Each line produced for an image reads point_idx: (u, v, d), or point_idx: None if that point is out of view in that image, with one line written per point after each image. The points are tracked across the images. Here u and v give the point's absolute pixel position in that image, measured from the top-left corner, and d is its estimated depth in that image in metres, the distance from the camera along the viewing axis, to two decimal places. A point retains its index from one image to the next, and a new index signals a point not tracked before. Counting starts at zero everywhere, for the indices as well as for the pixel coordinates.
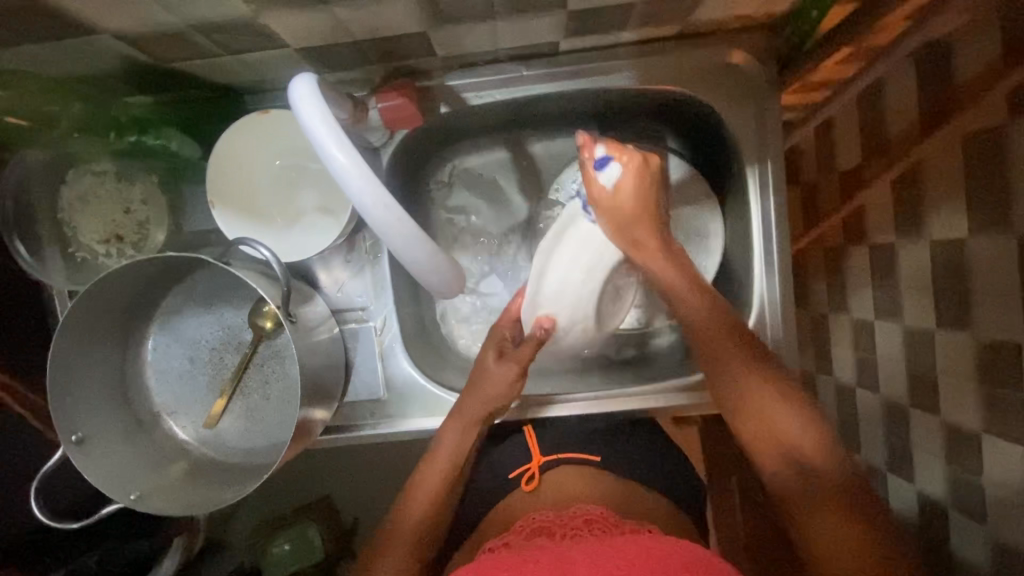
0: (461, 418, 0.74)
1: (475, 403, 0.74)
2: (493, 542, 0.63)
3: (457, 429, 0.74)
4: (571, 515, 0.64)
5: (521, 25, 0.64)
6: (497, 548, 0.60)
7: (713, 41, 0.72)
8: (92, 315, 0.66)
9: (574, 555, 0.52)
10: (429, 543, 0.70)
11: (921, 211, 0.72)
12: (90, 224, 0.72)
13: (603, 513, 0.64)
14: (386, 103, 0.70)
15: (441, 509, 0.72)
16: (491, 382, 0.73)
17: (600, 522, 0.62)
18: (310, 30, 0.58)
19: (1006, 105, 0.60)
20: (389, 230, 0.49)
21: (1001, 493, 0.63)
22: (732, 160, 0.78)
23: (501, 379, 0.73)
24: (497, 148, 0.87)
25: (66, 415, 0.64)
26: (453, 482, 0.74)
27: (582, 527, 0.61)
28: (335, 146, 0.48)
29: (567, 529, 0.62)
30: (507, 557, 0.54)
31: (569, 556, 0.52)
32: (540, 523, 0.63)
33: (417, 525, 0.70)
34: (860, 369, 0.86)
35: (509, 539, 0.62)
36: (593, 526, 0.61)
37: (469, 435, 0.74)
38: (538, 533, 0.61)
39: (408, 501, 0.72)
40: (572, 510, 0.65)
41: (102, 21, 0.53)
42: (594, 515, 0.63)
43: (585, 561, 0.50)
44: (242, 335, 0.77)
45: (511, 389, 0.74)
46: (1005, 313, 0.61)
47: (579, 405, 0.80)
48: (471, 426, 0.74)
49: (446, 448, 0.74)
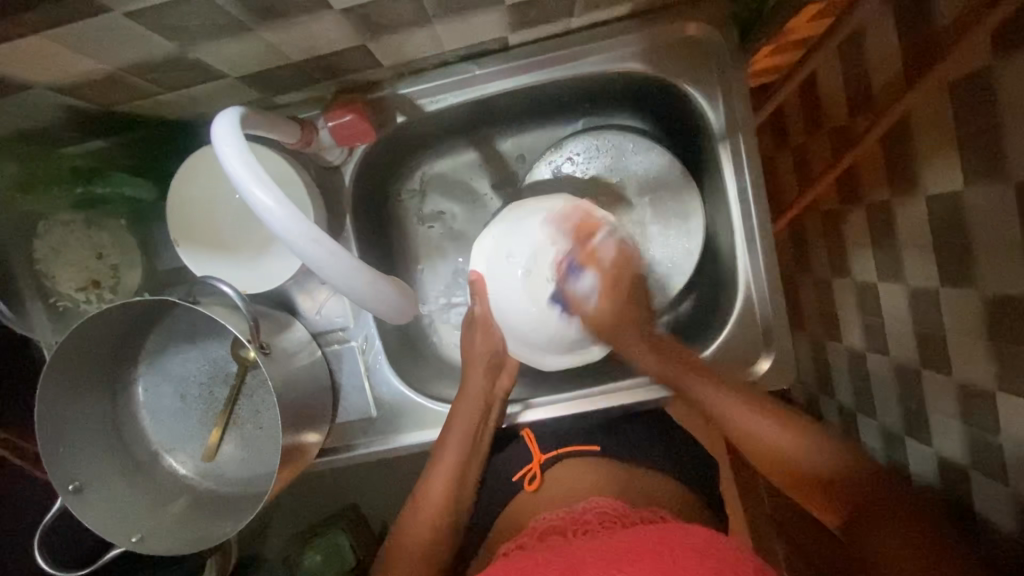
0: (459, 434, 0.73)
1: (475, 398, 0.75)
2: (507, 545, 0.61)
3: (455, 446, 0.73)
4: (583, 509, 0.61)
5: (461, 25, 0.62)
6: (511, 552, 0.59)
7: (666, 17, 0.69)
8: (77, 362, 0.67)
9: (591, 556, 0.50)
10: (440, 542, 0.70)
11: (914, 166, 0.69)
12: (67, 273, 0.71)
13: (614, 505, 0.61)
14: (335, 121, 0.68)
15: (445, 530, 0.70)
16: (474, 388, 0.75)
17: (613, 514, 0.60)
18: (243, 57, 0.57)
19: (991, 45, 0.56)
20: (324, 264, 0.49)
21: (1021, 450, 0.60)
22: (705, 136, 0.75)
23: (478, 372, 0.76)
24: (466, 149, 0.85)
25: (61, 465, 0.66)
26: (457, 490, 0.72)
27: (595, 522, 0.59)
28: (255, 183, 0.46)
29: (578, 525, 0.59)
30: (521, 562, 0.52)
31: (582, 555, 0.51)
32: (552, 520, 0.61)
33: (423, 540, 0.69)
34: (869, 334, 0.82)
35: (522, 541, 0.60)
36: (604, 519, 0.59)
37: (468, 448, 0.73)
38: (551, 533, 0.59)
39: (409, 516, 0.71)
40: (581, 503, 0.63)
41: (30, 76, 0.53)
42: (606, 507, 0.61)
43: (595, 559, 0.49)
44: (227, 366, 0.78)
45: (490, 394, 0.76)
46: (1009, 263, 0.57)
47: (560, 406, 0.79)
48: (466, 440, 0.73)
49: (444, 468, 0.72)
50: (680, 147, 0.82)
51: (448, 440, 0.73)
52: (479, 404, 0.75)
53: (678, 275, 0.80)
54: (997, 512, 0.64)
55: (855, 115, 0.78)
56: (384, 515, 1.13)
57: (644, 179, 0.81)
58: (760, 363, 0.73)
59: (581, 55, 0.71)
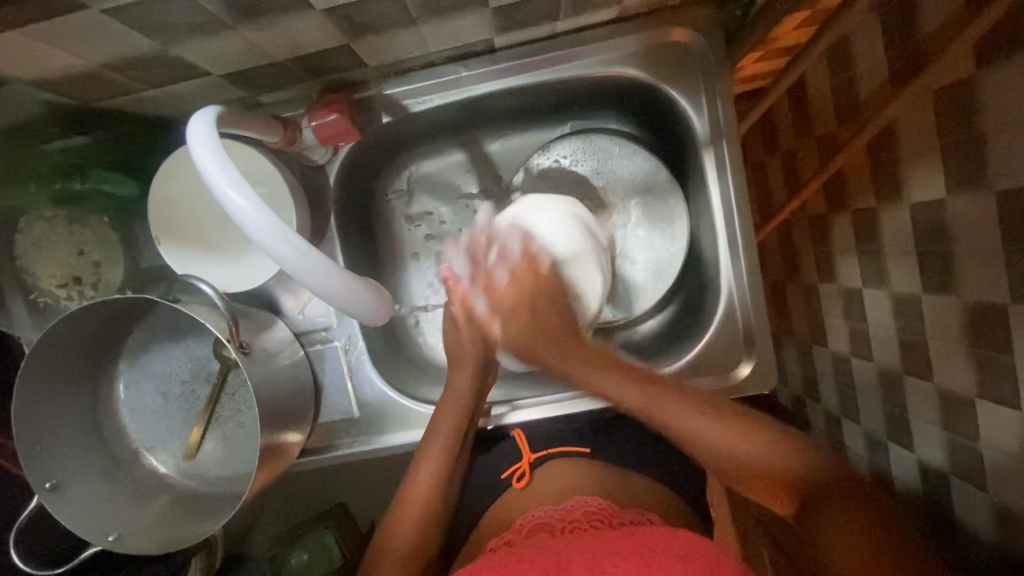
0: (443, 437, 0.73)
1: (461, 396, 0.75)
2: (495, 541, 0.61)
3: (439, 448, 0.73)
4: (571, 507, 0.61)
5: (447, 26, 0.62)
6: (498, 548, 0.58)
7: (652, 22, 0.69)
8: (56, 360, 0.67)
9: (576, 554, 0.50)
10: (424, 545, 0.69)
11: (898, 173, 0.69)
12: (47, 267, 0.71)
13: (602, 503, 0.61)
14: (319, 120, 0.68)
15: (429, 532, 0.70)
16: (458, 386, 0.76)
17: (601, 513, 0.60)
18: (226, 55, 0.57)
19: (973, 55, 0.56)
20: (298, 266, 0.48)
21: (998, 457, 0.60)
22: (689, 139, 0.75)
23: (467, 364, 0.76)
24: (453, 150, 0.86)
25: (38, 463, 0.65)
26: (445, 486, 0.73)
27: (582, 521, 0.59)
28: (230, 184, 0.46)
29: (566, 523, 0.59)
30: (503, 557, 0.52)
31: (568, 553, 0.50)
32: (539, 518, 0.61)
33: (407, 537, 0.68)
34: (854, 340, 0.83)
35: (510, 538, 0.60)
36: (592, 518, 0.59)
37: (453, 448, 0.73)
38: (538, 531, 0.59)
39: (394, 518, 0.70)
40: (570, 502, 0.62)
41: (8, 71, 0.52)
42: (594, 506, 0.61)
43: (579, 559, 0.49)
44: (209, 365, 0.77)
45: (474, 393, 0.76)
46: (989, 272, 0.58)
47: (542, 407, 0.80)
48: (449, 442, 0.73)
49: (426, 472, 0.72)
50: (667, 151, 0.82)
51: (431, 442, 0.73)
52: (463, 404, 0.75)
53: (664, 279, 0.80)
54: (977, 517, 0.64)
55: (841, 122, 0.79)
56: (371, 515, 1.13)
57: (631, 182, 0.81)
58: (741, 368, 0.74)
59: (569, 58, 0.71)
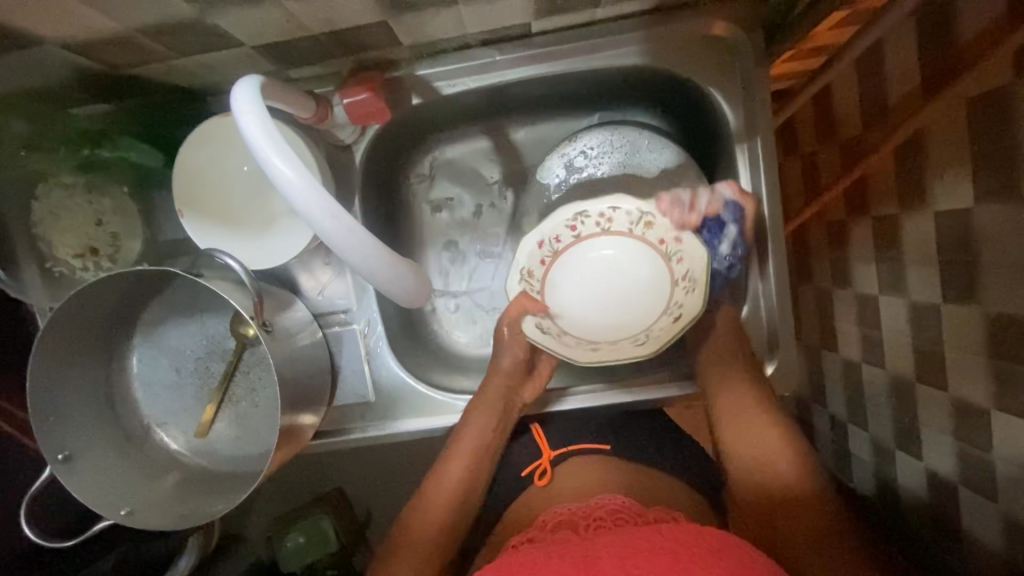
0: (479, 427, 0.73)
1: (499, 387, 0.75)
2: (516, 538, 0.61)
3: (474, 438, 0.72)
4: (595, 504, 0.62)
5: (486, 8, 0.60)
6: (522, 545, 0.58)
7: (693, 13, 0.68)
8: (73, 330, 0.66)
9: (601, 551, 0.49)
10: (450, 534, 0.69)
11: (925, 180, 0.68)
12: (65, 239, 0.70)
13: (627, 500, 0.61)
14: (351, 98, 0.67)
15: (458, 522, 0.70)
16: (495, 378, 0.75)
17: (626, 512, 0.60)
18: (261, 26, 0.56)
19: (1012, 66, 0.55)
20: (339, 241, 0.48)
21: (1012, 469, 0.60)
22: (721, 136, 0.75)
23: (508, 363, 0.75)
24: (478, 136, 0.84)
25: (52, 434, 0.64)
26: (471, 482, 0.72)
27: (608, 518, 0.59)
28: (275, 153, 0.45)
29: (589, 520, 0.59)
30: (526, 553, 0.52)
31: (592, 548, 0.50)
32: (562, 515, 0.61)
33: (434, 528, 0.68)
34: (866, 347, 0.82)
35: (533, 535, 0.60)
36: (617, 517, 0.59)
37: (488, 438, 0.73)
38: (562, 527, 0.59)
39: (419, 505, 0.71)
40: (594, 498, 0.63)
41: (41, 31, 0.51)
42: (618, 504, 0.61)
43: (606, 555, 0.48)
44: (225, 343, 0.76)
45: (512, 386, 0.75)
46: (1015, 284, 0.57)
47: (584, 397, 0.80)
48: (484, 434, 0.73)
49: (460, 462, 0.72)
50: (693, 147, 0.82)
51: (467, 433, 0.73)
52: (500, 396, 0.74)
53: None
54: (984, 529, 0.64)
55: (867, 127, 0.78)
56: (368, 501, 1.13)
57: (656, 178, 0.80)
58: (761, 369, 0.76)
59: (605, 48, 0.70)
